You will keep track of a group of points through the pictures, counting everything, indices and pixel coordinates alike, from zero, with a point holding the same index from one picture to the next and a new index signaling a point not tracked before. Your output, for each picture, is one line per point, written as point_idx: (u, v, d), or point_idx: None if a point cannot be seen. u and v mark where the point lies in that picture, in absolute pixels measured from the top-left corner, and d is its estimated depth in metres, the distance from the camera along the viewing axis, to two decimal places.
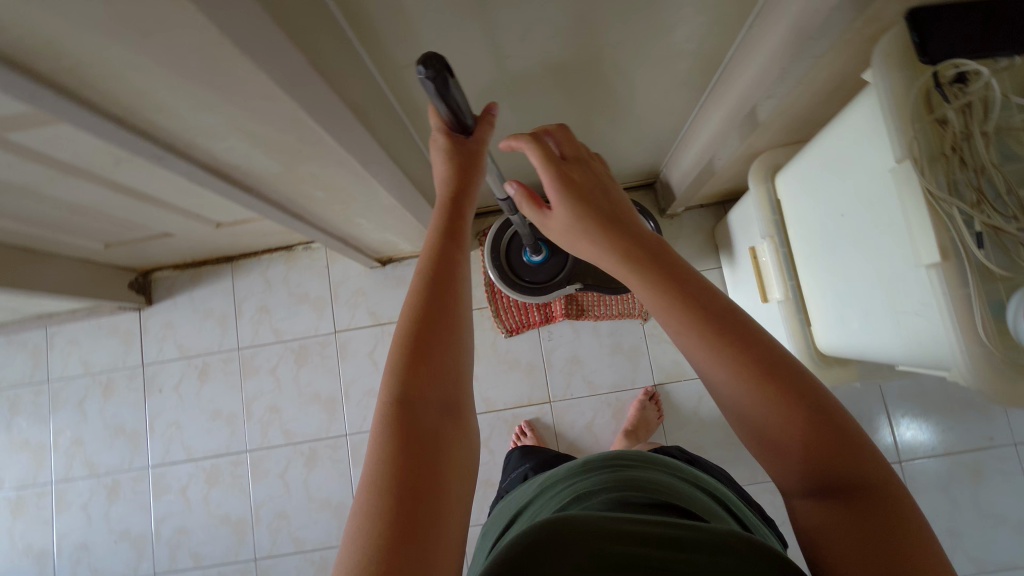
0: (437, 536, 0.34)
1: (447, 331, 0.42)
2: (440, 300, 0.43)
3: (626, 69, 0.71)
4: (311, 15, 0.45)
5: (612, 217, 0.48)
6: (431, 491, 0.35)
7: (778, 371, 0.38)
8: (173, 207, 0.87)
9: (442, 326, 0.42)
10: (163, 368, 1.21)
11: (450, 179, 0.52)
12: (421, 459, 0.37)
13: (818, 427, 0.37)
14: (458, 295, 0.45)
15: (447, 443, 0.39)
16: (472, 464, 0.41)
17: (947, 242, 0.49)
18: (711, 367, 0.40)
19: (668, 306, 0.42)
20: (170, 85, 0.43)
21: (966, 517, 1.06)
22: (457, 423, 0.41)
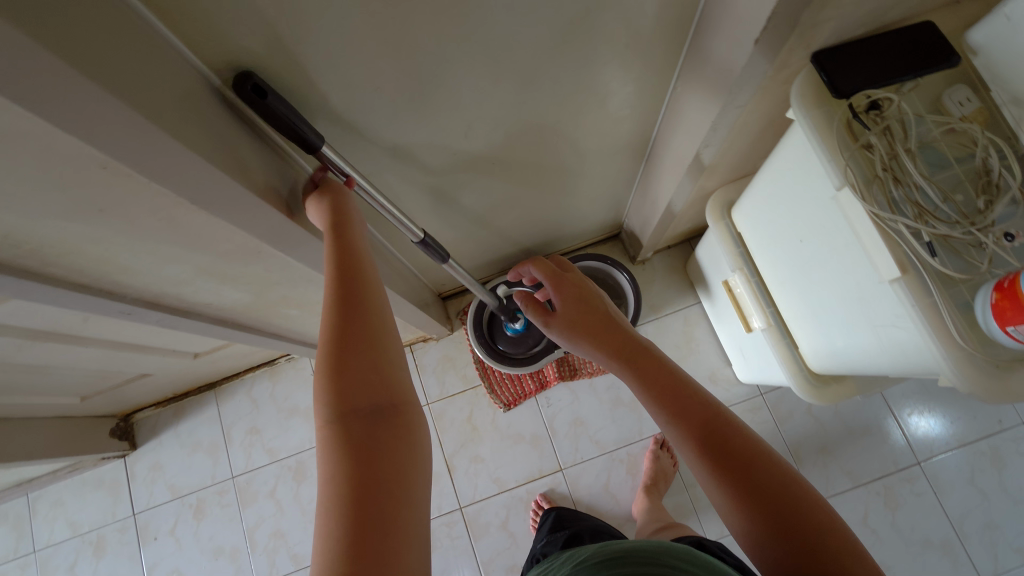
0: (387, 547, 0.33)
1: (365, 339, 0.40)
2: (350, 314, 0.41)
3: (570, 142, 0.75)
4: (264, 157, 0.47)
5: (605, 317, 0.55)
6: (386, 510, 0.35)
7: (733, 444, 0.43)
8: (147, 347, 0.86)
9: (356, 334, 0.40)
10: (156, 513, 1.15)
11: (331, 209, 0.49)
12: (369, 481, 0.35)
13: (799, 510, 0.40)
14: (368, 297, 0.42)
15: (388, 448, 0.37)
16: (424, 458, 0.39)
17: (903, 256, 0.51)
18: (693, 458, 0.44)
19: (658, 397, 0.46)
20: (132, 248, 0.44)
21: (1000, 507, 1.04)
22: (395, 421, 0.38)
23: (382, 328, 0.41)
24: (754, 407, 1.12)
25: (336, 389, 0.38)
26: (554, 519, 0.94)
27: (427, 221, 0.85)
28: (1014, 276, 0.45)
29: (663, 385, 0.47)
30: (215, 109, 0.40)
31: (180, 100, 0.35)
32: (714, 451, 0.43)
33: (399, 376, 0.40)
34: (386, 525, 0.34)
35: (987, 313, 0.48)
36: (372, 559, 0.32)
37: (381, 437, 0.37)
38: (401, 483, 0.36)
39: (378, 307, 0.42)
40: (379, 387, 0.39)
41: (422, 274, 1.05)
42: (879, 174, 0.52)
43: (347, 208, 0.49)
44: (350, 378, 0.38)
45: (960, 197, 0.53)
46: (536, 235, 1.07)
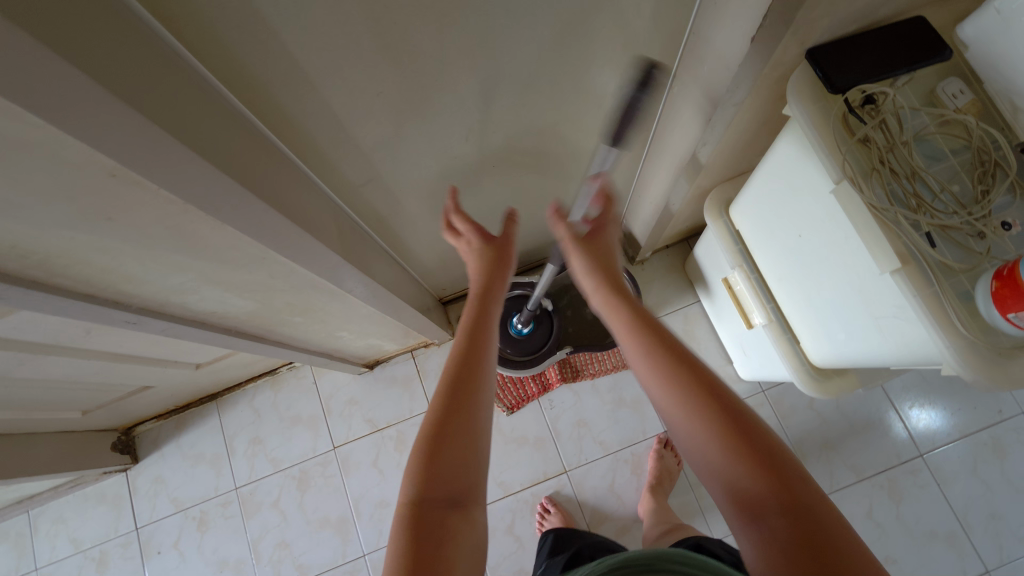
0: None
1: (462, 423, 0.48)
2: (457, 394, 0.50)
3: (568, 144, 0.76)
4: (268, 163, 0.47)
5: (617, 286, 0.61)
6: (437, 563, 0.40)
7: (715, 397, 0.47)
8: (149, 359, 0.86)
9: (457, 422, 0.48)
10: (159, 527, 1.14)
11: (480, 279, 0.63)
12: (426, 537, 0.41)
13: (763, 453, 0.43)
14: (475, 384, 0.52)
15: (452, 532, 0.42)
16: (478, 557, 0.43)
17: (904, 248, 0.51)
18: (672, 410, 0.48)
19: (653, 359, 0.51)
20: (139, 257, 0.44)
21: (1003, 496, 1.05)
22: (464, 512, 0.44)
23: (474, 418, 0.49)
24: (757, 404, 1.13)
25: (426, 469, 0.45)
26: (553, 540, 0.94)
27: (428, 226, 0.86)
28: (1014, 264, 0.46)
29: (658, 349, 0.52)
30: (221, 119, 0.41)
31: (186, 111, 0.36)
32: (697, 398, 0.47)
33: (472, 472, 0.46)
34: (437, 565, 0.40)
35: (988, 302, 0.48)
36: None
37: (452, 521, 0.43)
38: (455, 551, 0.41)
39: (481, 405, 0.51)
40: (459, 477, 0.45)
41: (423, 279, 1.05)
42: (877, 167, 0.53)
43: (488, 280, 0.62)
44: (442, 463, 0.45)
45: (957, 188, 0.53)
46: (535, 237, 1.07)
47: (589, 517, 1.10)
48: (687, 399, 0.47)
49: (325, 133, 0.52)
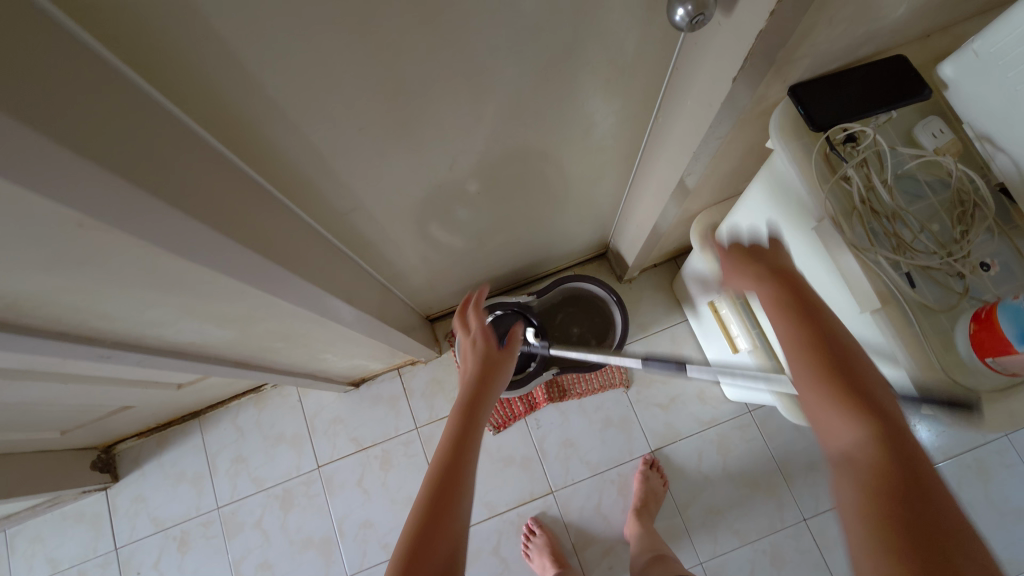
0: None
1: (441, 525, 0.49)
2: (440, 497, 0.51)
3: (554, 168, 0.75)
4: (245, 197, 0.47)
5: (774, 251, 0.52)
6: None
7: (881, 409, 0.41)
8: (128, 381, 0.84)
9: (435, 524, 0.49)
10: (138, 547, 1.12)
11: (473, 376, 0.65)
12: None
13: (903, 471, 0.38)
14: (460, 488, 0.53)
15: None
16: None
17: (884, 289, 0.51)
18: (821, 411, 0.43)
19: (813, 352, 0.45)
20: (112, 296, 0.43)
21: (986, 519, 1.05)
22: None
23: (455, 525, 0.50)
24: (743, 425, 1.12)
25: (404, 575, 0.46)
26: None
27: (415, 247, 0.85)
28: (992, 308, 0.46)
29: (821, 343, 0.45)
30: (196, 161, 0.40)
31: (155, 160, 0.35)
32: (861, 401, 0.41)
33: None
34: None
35: (967, 344, 0.48)
36: None
37: None
38: None
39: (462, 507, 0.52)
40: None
41: (410, 298, 1.04)
42: (857, 206, 0.53)
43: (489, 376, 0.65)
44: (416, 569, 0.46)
45: (936, 227, 0.54)
46: (523, 257, 1.07)
47: (575, 539, 1.09)
48: (818, 367, 0.44)
49: (306, 165, 0.52)
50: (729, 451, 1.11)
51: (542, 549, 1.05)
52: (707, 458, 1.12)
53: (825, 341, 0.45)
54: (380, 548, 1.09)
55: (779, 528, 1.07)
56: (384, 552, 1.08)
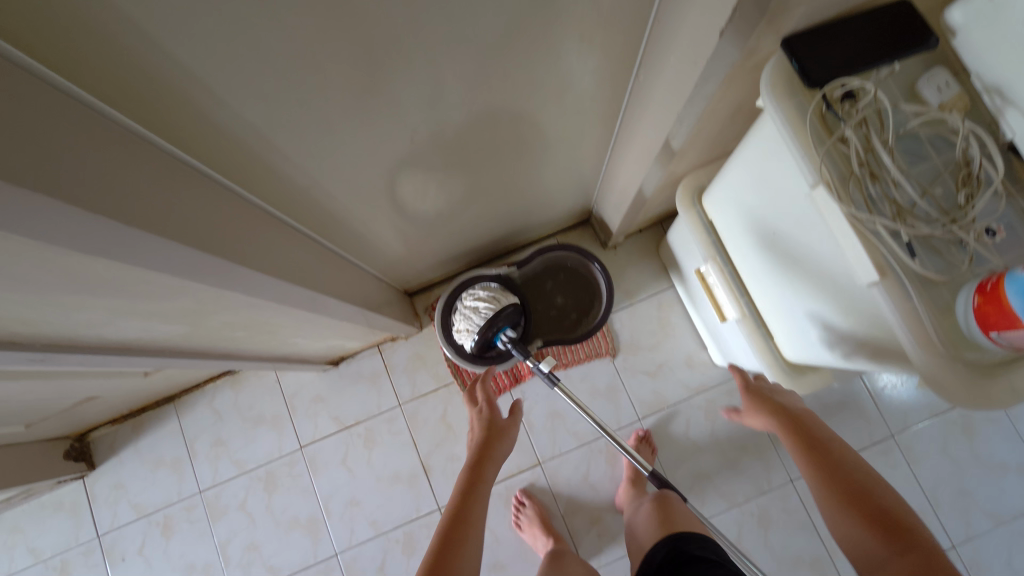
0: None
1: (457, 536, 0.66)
2: (456, 516, 0.69)
3: (528, 132, 0.70)
4: (173, 181, 0.41)
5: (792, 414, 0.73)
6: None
7: (893, 518, 0.56)
8: (87, 372, 0.80)
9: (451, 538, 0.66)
10: (121, 534, 1.10)
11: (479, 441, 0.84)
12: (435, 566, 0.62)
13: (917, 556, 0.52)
14: (471, 512, 0.71)
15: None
16: None
17: (883, 260, 0.47)
18: (847, 525, 0.59)
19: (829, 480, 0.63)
20: (26, 302, 0.38)
21: (970, 473, 1.06)
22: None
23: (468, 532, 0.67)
24: (730, 390, 1.11)
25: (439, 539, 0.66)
26: None
27: (384, 222, 0.80)
28: (998, 280, 0.42)
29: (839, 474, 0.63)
30: (94, 138, 0.34)
31: (30, 142, 0.29)
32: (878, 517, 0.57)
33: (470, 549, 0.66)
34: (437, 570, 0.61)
35: (969, 317, 0.45)
36: None
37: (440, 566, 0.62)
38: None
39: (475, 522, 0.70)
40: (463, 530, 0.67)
41: (384, 274, 0.99)
42: (855, 171, 0.48)
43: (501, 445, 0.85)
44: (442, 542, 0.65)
45: (939, 191, 0.50)
46: (502, 226, 1.02)
47: (564, 508, 1.09)
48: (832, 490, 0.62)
49: (245, 144, 0.46)
50: (716, 416, 1.11)
51: (531, 519, 1.05)
52: (695, 423, 1.11)
53: (846, 475, 0.62)
54: (368, 525, 1.08)
55: (766, 489, 1.08)
56: (372, 529, 1.08)
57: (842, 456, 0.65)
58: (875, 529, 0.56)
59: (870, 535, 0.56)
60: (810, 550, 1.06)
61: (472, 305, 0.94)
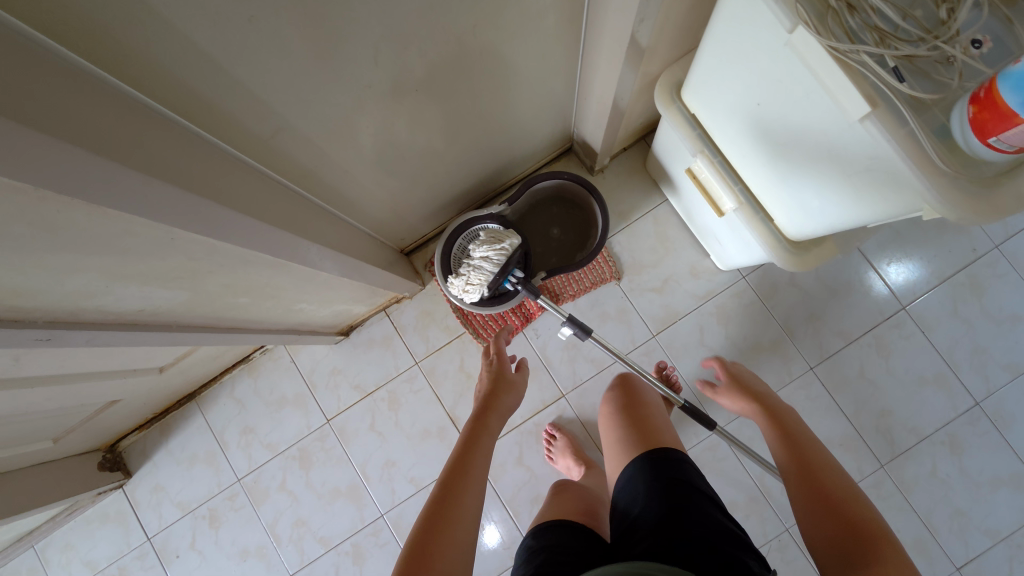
0: (440, 533, 0.56)
1: (462, 478, 0.63)
2: (459, 459, 0.66)
3: (495, 49, 0.67)
4: (141, 125, 0.39)
5: (774, 411, 0.82)
6: (446, 522, 0.57)
7: (845, 496, 0.64)
8: (102, 372, 0.80)
9: (455, 480, 0.63)
10: (171, 533, 1.12)
11: (482, 394, 0.83)
12: (438, 512, 0.58)
13: (861, 527, 0.59)
14: (473, 453, 0.67)
15: (442, 532, 0.56)
16: (465, 552, 0.56)
17: (871, 89, 0.46)
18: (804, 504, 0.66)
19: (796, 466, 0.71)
20: (20, 266, 0.38)
21: (985, 331, 1.07)
22: (451, 523, 0.57)
23: (472, 475, 0.64)
24: (739, 292, 1.11)
25: (446, 483, 0.63)
26: (541, 528, 0.69)
27: (368, 173, 0.78)
28: (991, 85, 0.42)
29: (805, 460, 0.71)
30: (37, 70, 0.32)
31: None
32: (829, 495, 0.65)
33: (471, 495, 0.62)
34: (439, 516, 0.58)
35: (965, 129, 0.44)
36: (422, 538, 0.55)
37: (443, 511, 0.58)
38: (452, 540, 0.56)
39: (479, 462, 0.66)
40: (465, 472, 0.64)
41: (377, 234, 0.98)
42: (832, 5, 0.47)
43: (512, 396, 0.83)
44: (445, 485, 0.62)
45: (919, 13, 0.48)
46: (485, 166, 1.00)
47: (594, 434, 1.10)
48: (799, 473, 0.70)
49: (202, 84, 0.44)
50: (728, 319, 1.11)
51: (564, 449, 1.06)
52: (709, 330, 1.11)
53: (811, 461, 0.70)
54: (407, 482, 1.10)
55: (788, 381, 1.09)
56: (411, 485, 1.10)
57: (813, 446, 0.73)
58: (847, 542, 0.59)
59: (824, 510, 0.63)
60: (839, 431, 1.07)
61: (479, 256, 0.90)
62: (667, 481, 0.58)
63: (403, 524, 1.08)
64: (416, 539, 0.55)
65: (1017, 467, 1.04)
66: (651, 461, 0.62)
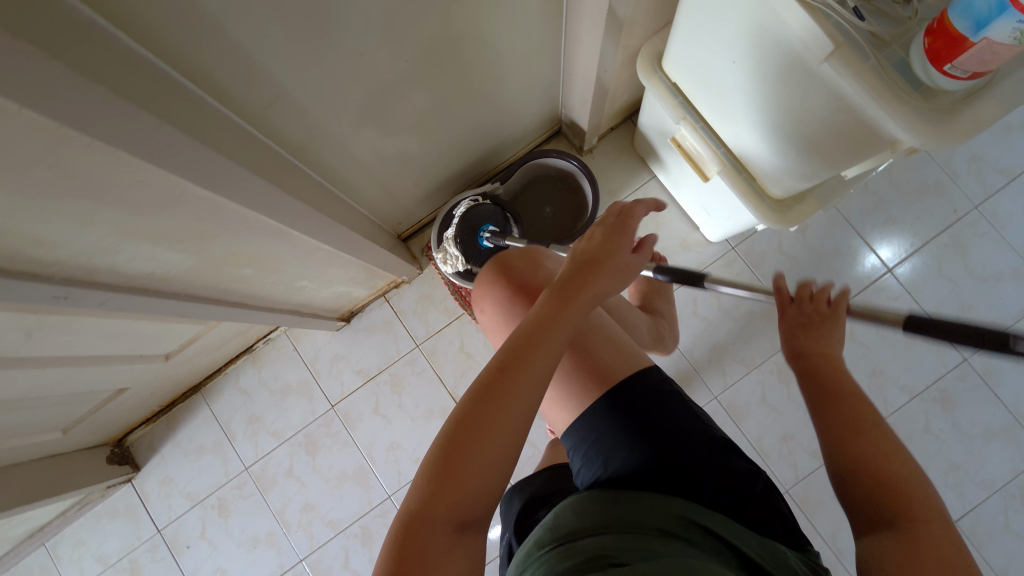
0: (470, 450, 0.42)
1: (521, 365, 0.45)
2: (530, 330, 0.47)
3: (481, 22, 0.70)
4: (151, 82, 0.42)
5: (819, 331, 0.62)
6: (479, 433, 0.42)
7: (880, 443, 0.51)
8: (110, 355, 0.82)
9: (510, 366, 0.45)
10: (180, 524, 1.13)
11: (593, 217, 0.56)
12: (476, 416, 0.43)
13: (900, 479, 0.48)
14: (551, 324, 0.47)
15: (473, 449, 0.42)
16: (503, 467, 0.43)
17: (834, 29, 0.49)
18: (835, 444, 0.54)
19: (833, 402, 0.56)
20: (40, 214, 0.41)
21: (969, 288, 1.10)
22: (488, 436, 0.42)
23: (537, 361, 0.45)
24: (729, 262, 1.14)
25: (503, 364, 0.45)
26: (548, 471, 0.70)
27: (363, 151, 0.80)
28: (942, 16, 0.44)
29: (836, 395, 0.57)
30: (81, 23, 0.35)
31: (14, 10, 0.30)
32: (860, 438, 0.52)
33: (529, 392, 0.44)
34: (475, 424, 0.43)
35: (924, 62, 0.47)
36: (453, 449, 0.42)
37: (481, 415, 0.43)
38: (486, 457, 0.42)
39: (552, 342, 0.47)
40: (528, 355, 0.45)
41: (374, 217, 1.00)
42: None
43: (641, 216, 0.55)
44: (496, 371, 0.45)
45: None
46: (476, 148, 1.03)
47: None
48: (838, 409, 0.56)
49: (202, 44, 0.46)
50: (720, 289, 1.14)
51: None
52: (703, 300, 1.14)
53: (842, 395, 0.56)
54: (413, 463, 1.11)
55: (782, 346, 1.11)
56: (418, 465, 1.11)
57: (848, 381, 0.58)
58: (869, 510, 0.49)
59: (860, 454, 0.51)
60: None
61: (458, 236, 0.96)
62: (648, 437, 0.53)
63: None
64: (443, 446, 0.43)
65: (1007, 419, 1.06)
66: (619, 413, 0.55)
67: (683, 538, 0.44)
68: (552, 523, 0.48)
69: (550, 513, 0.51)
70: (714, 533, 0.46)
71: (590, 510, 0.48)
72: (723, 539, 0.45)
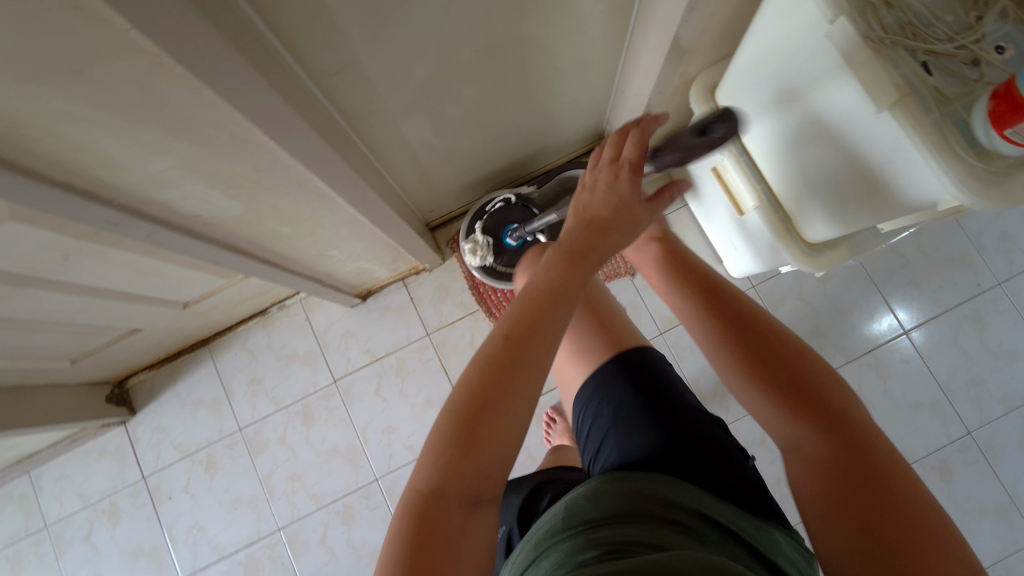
0: (483, 423, 0.42)
1: (532, 340, 0.45)
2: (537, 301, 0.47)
3: (552, 25, 0.71)
4: (237, 26, 0.43)
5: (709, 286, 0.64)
6: (489, 409, 0.43)
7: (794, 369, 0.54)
8: (132, 294, 0.83)
9: (521, 341, 0.45)
10: (166, 473, 1.14)
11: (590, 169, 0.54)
12: (489, 392, 0.43)
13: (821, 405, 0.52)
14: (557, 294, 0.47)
15: (486, 423, 0.42)
16: (512, 440, 0.43)
17: (899, 79, 0.50)
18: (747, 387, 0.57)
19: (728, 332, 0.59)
20: (112, 133, 0.42)
21: (981, 362, 1.10)
22: (499, 410, 0.43)
23: (545, 332, 0.46)
24: None
25: (511, 338, 0.45)
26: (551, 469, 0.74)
27: (412, 133, 0.82)
28: (1010, 81, 0.46)
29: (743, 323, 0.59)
30: None
31: None
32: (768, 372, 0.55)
33: (538, 363, 0.45)
34: (485, 399, 0.43)
35: (986, 124, 0.48)
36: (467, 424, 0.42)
37: (493, 389, 0.43)
38: (501, 431, 0.43)
39: (557, 312, 0.47)
40: (535, 329, 0.45)
41: (409, 201, 1.02)
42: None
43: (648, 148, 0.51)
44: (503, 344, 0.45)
45: (951, 18, 0.53)
46: (518, 149, 1.04)
47: None
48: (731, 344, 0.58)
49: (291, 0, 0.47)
50: None
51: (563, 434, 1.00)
52: None
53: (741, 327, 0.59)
54: (405, 450, 1.11)
55: None
56: (410, 452, 1.11)
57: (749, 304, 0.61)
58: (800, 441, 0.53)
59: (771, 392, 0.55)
60: None
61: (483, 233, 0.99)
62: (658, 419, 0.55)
63: (396, 491, 1.09)
64: (454, 421, 0.43)
65: (1003, 499, 1.06)
66: (633, 392, 0.57)
67: (692, 529, 0.44)
68: (566, 512, 0.49)
69: (559, 505, 0.51)
70: (719, 523, 0.46)
71: (603, 500, 0.48)
72: (727, 529, 0.46)
